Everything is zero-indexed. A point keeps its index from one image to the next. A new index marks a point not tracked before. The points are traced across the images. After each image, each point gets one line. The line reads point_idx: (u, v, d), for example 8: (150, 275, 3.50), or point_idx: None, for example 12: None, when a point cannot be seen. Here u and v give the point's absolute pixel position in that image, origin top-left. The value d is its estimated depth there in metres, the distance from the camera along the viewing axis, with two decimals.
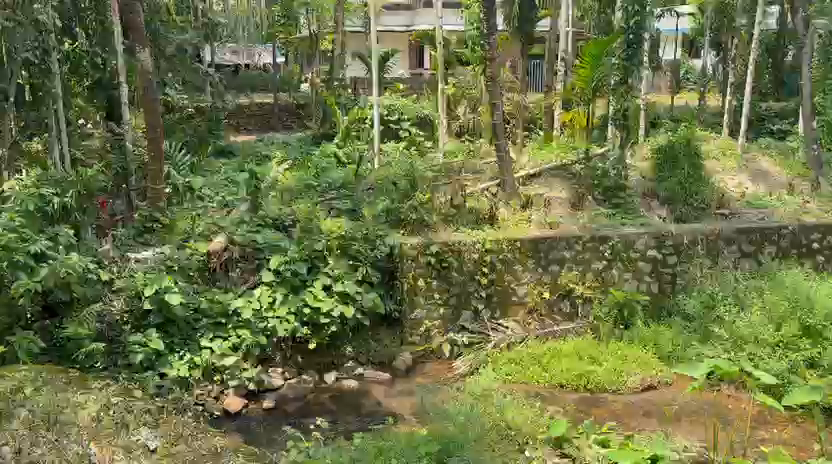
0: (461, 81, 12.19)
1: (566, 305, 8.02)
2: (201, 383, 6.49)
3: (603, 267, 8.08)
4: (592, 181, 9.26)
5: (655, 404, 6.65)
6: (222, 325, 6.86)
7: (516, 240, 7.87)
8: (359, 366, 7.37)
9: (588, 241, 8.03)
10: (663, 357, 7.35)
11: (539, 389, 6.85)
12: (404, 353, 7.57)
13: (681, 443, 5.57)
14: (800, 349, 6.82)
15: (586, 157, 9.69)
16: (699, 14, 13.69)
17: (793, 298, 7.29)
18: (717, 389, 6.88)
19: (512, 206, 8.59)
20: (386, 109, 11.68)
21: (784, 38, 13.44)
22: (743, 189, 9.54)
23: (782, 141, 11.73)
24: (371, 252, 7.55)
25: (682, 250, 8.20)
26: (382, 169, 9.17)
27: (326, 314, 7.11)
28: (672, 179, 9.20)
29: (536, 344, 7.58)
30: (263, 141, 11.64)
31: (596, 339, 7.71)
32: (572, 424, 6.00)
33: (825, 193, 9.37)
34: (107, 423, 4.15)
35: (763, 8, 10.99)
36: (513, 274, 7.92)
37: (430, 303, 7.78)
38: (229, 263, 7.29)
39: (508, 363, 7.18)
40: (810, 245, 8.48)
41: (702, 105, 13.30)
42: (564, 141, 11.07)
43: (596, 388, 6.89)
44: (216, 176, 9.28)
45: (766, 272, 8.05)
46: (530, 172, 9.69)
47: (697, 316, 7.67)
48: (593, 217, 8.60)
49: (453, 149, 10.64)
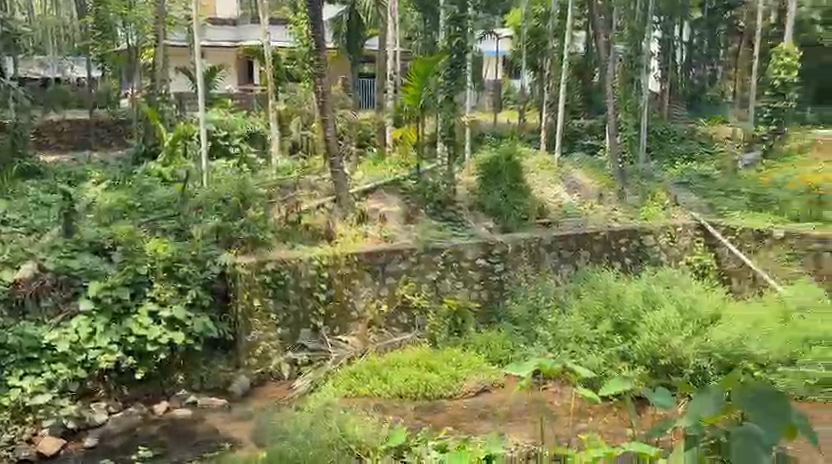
0: (291, 97, 12.15)
1: (404, 317, 8.16)
2: (9, 426, 5.88)
3: (437, 277, 8.34)
4: (424, 195, 9.57)
5: (488, 406, 6.96)
6: (33, 361, 6.27)
7: (352, 254, 7.94)
8: (192, 394, 7.00)
9: (421, 253, 8.26)
10: (495, 360, 7.70)
11: (379, 401, 6.90)
12: (241, 376, 7.29)
13: (513, 440, 5.87)
14: (614, 344, 7.46)
15: (417, 172, 10.02)
16: (515, 37, 14.56)
17: (607, 298, 8.00)
18: (544, 387, 7.32)
19: (348, 221, 8.64)
20: (214, 126, 11.34)
21: (590, 61, 14.65)
22: (560, 200, 10.26)
23: (592, 156, 12.80)
24: (201, 274, 7.26)
25: (507, 258, 8.65)
26: (211, 187, 8.85)
27: (154, 342, 6.74)
28: (497, 192, 9.67)
29: (376, 357, 7.65)
30: (79, 161, 10.85)
31: (434, 347, 7.92)
32: (412, 432, 6.11)
33: (629, 202, 10.29)
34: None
35: (570, 33, 11.92)
36: (351, 289, 7.96)
37: (267, 324, 7.58)
38: (40, 291, 6.68)
39: (348, 378, 7.16)
40: (619, 249, 9.23)
41: (521, 123, 14.24)
42: (396, 157, 11.39)
43: (434, 396, 7.08)
44: (23, 198, 8.50)
45: (583, 275, 8.69)
46: (365, 188, 9.89)
47: (523, 320, 8.13)
48: (425, 229, 8.86)
49: (287, 165, 10.56)
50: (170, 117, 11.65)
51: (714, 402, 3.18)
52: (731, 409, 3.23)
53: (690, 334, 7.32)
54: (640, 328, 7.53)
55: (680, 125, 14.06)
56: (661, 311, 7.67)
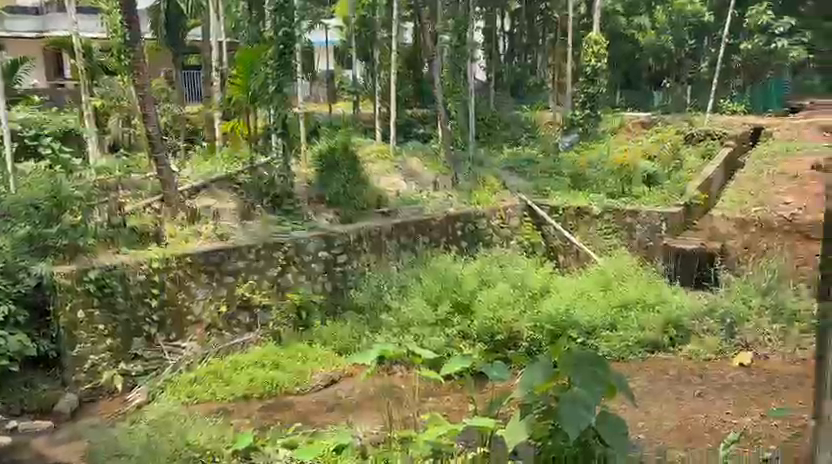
0: (109, 93, 11.38)
1: (245, 316, 7.93)
2: None
3: (279, 272, 8.11)
4: (260, 191, 9.31)
5: (336, 397, 6.97)
6: None
7: (185, 255, 7.49)
8: (12, 420, 6.36)
9: (261, 249, 7.98)
10: (341, 351, 7.68)
11: (222, 405, 6.63)
12: (67, 393, 6.73)
13: (361, 429, 5.91)
14: (454, 324, 7.78)
15: (251, 167, 9.73)
16: (345, 28, 14.51)
17: (445, 280, 8.30)
18: (390, 374, 7.45)
19: (179, 221, 8.25)
20: (20, 125, 10.31)
21: (420, 51, 14.92)
22: (398, 189, 10.39)
23: (426, 144, 13.10)
24: (12, 288, 6.64)
25: (348, 249, 8.62)
26: (19, 192, 8.02)
27: None
28: (335, 184, 9.61)
29: (218, 359, 7.34)
30: None
31: (278, 344, 7.77)
32: (260, 433, 5.97)
33: (462, 187, 10.59)
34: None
35: (398, 24, 12.04)
36: (186, 291, 7.55)
37: (94, 336, 7.05)
38: None
39: (188, 384, 6.83)
40: (455, 233, 9.54)
41: (355, 114, 14.25)
42: (228, 152, 11.01)
43: (280, 394, 6.98)
44: None
45: (422, 260, 8.92)
46: (196, 185, 9.42)
47: (367, 309, 8.18)
48: (263, 225, 8.63)
49: (108, 165, 9.84)
50: None
51: (545, 373, 3.43)
52: (561, 376, 3.46)
53: (522, 309, 7.83)
54: (478, 306, 7.91)
55: None
56: (494, 289, 8.16)
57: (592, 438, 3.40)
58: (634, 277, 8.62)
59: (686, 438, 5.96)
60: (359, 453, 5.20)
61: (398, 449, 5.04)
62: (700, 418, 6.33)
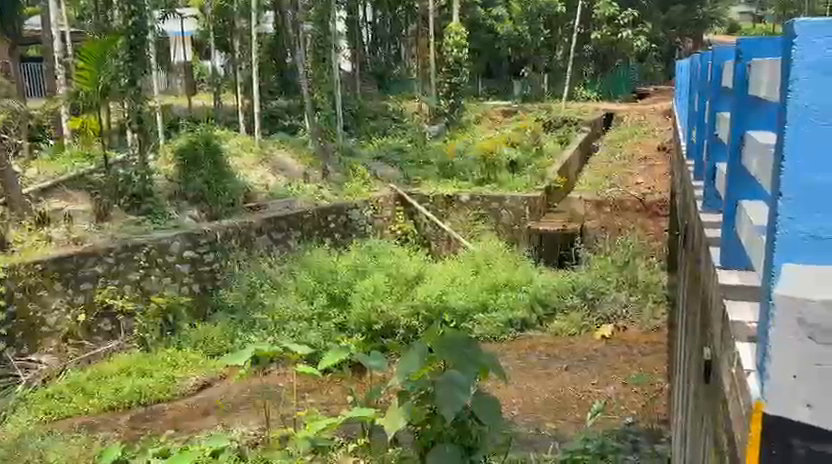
0: None
1: (107, 323, 7.43)
2: None
3: (141, 275, 7.65)
4: (114, 188, 8.61)
5: (211, 401, 6.72)
6: None
7: (35, 262, 6.85)
8: None
9: (120, 252, 7.47)
10: (214, 353, 7.45)
11: (86, 419, 6.26)
12: None
13: (239, 431, 5.72)
14: (330, 317, 7.75)
15: (106, 164, 9.12)
16: (202, 16, 13.88)
17: (319, 274, 8.21)
18: (267, 373, 7.29)
19: (25, 227, 7.58)
20: None
21: (282, 41, 14.53)
22: (266, 183, 10.10)
23: (293, 135, 12.82)
24: None
25: (217, 247, 8.19)
26: None
27: None
28: (198, 180, 9.02)
29: (78, 371, 6.93)
30: None
31: (144, 351, 7.40)
32: (129, 444, 5.65)
33: (333, 179, 10.44)
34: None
35: (257, 13, 11.61)
36: (39, 301, 6.95)
37: None
38: None
39: (44, 401, 6.33)
40: (328, 226, 9.40)
41: (218, 105, 13.70)
42: (79, 149, 10.26)
43: (151, 403, 6.61)
44: None
45: (297, 254, 8.70)
46: (43, 185, 8.70)
47: (239, 307, 7.93)
48: (121, 227, 8.09)
49: None
50: None
51: (419, 359, 3.41)
52: (433, 360, 3.51)
53: (397, 297, 7.95)
54: (353, 298, 7.91)
55: (373, 102, 14.67)
56: (368, 279, 8.17)
57: (469, 418, 3.47)
58: (502, 260, 8.92)
59: (556, 411, 6.24)
60: (237, 456, 5.03)
61: (276, 449, 4.93)
62: (569, 390, 6.66)
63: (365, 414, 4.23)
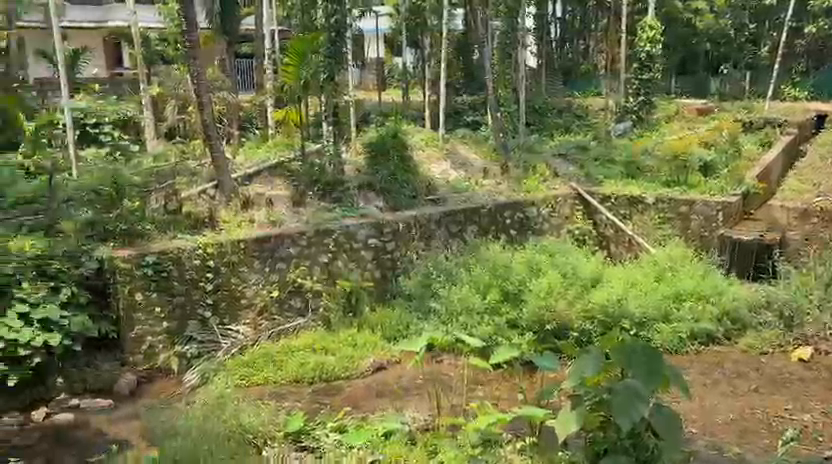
0: (166, 81, 11.73)
1: (297, 301, 7.93)
2: None
3: (329, 259, 8.15)
4: (310, 177, 9.33)
5: (384, 384, 6.97)
6: None
7: (239, 241, 7.56)
8: (75, 397, 6.59)
9: (311, 236, 8.03)
10: (390, 337, 7.74)
11: (274, 388, 6.77)
12: (125, 375, 6.88)
13: (411, 415, 5.94)
14: (503, 313, 7.72)
15: (303, 154, 9.82)
16: (396, 15, 14.44)
17: (494, 268, 8.23)
18: (439, 361, 7.47)
19: (232, 208, 8.32)
20: None
21: (469, 38, 14.74)
22: (447, 177, 10.32)
23: (476, 130, 12.96)
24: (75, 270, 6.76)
25: (398, 236, 8.59)
26: None
27: (27, 346, 6.22)
28: (385, 172, 9.58)
29: (270, 344, 7.49)
30: None
31: (328, 330, 7.85)
32: (310, 416, 6.05)
33: (513, 175, 10.36)
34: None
35: (448, 10, 11.85)
36: (240, 276, 7.60)
37: (151, 318, 7.15)
38: None
39: (239, 368, 6.96)
40: (505, 222, 9.39)
41: (406, 101, 14.19)
42: (280, 139, 11.11)
43: (330, 379, 7.01)
44: None
45: (473, 248, 8.80)
46: (249, 172, 9.53)
47: (417, 295, 8.18)
48: (314, 212, 8.65)
49: (165, 151, 10.03)
50: None
51: (597, 366, 3.32)
52: (610, 368, 3.43)
53: (573, 297, 7.74)
54: (527, 295, 7.83)
55: (558, 98, 14.43)
56: (544, 278, 8.03)
57: (645, 431, 3.32)
58: (687, 268, 8.36)
59: (741, 433, 5.79)
60: (407, 438, 5.17)
61: (445, 437, 5.04)
62: (758, 413, 6.14)
63: (534, 413, 4.20)
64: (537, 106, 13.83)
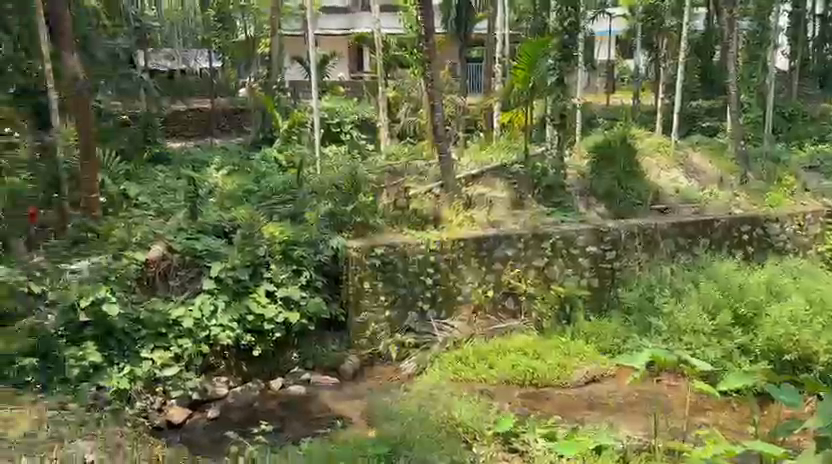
0: (400, 84, 12.37)
1: (511, 302, 7.94)
2: (142, 395, 6.05)
3: (546, 264, 8.02)
4: (532, 179, 9.34)
5: (598, 396, 6.80)
6: (162, 336, 6.35)
7: (459, 239, 7.77)
8: (306, 372, 7.11)
9: (530, 239, 7.96)
10: (604, 350, 7.51)
11: (485, 386, 6.81)
12: (351, 356, 7.30)
13: (625, 433, 5.74)
14: (734, 337, 7.06)
15: (526, 157, 9.82)
16: (630, 16, 13.90)
17: (726, 287, 7.55)
18: (656, 380, 7.12)
19: (455, 206, 8.51)
20: (328, 114, 11.50)
21: (710, 39, 13.75)
22: (677, 186, 9.71)
23: (712, 137, 12.06)
24: (314, 257, 7.35)
25: (619, 245, 8.27)
26: (321, 173, 9.03)
27: (271, 321, 6.83)
28: (609, 178, 9.28)
29: (482, 342, 7.53)
30: (204, 146, 11.17)
31: (540, 334, 7.77)
32: (520, 418, 6.02)
33: (753, 187, 9.44)
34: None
35: (688, 10, 11.16)
36: (458, 274, 7.80)
37: (376, 305, 7.53)
38: (169, 271, 6.85)
39: (456, 361, 7.16)
40: (742, 237, 8.59)
41: (635, 105, 13.60)
42: (503, 141, 11.22)
43: (541, 384, 6.94)
44: (153, 183, 8.78)
45: (701, 264, 8.16)
46: (472, 172, 9.73)
47: (635, 309, 7.83)
48: (534, 216, 8.60)
49: (395, 150, 10.58)
50: (286, 102, 11.74)
51: None
52: None
53: (821, 328, 6.85)
54: (763, 320, 7.10)
55: (812, 104, 12.95)
56: (786, 303, 7.21)
57: None
58: None
59: None
60: (620, 457, 4.96)
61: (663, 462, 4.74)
62: None
63: (767, 450, 3.84)
64: (785, 113, 12.52)
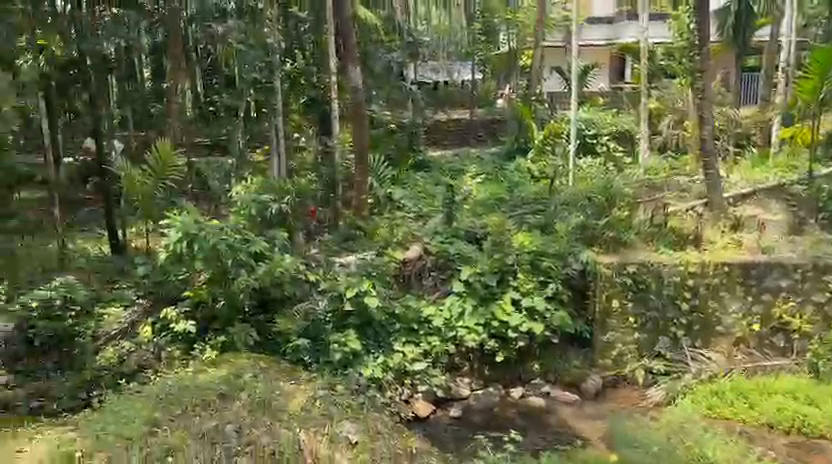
0: (665, 95, 11.72)
1: (780, 339, 6.99)
2: (392, 385, 6.34)
3: (827, 299, 6.97)
4: (816, 202, 8.29)
5: None
6: (414, 332, 6.73)
7: (722, 264, 7.13)
8: (547, 384, 6.96)
9: (808, 270, 7.06)
10: None
11: (742, 427, 5.83)
12: (593, 375, 6.99)
13: None
14: None
15: (810, 177, 8.69)
16: None
17: None
18: None
19: (720, 227, 7.87)
20: (585, 125, 11.29)
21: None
22: None
23: None
24: (562, 269, 7.08)
25: None
26: (575, 186, 8.88)
27: (515, 330, 6.79)
28: None
29: (743, 378, 6.54)
30: (462, 154, 11.59)
31: (821, 379, 6.43)
32: None
33: None
34: (283, 443, 3.32)
35: None
36: (719, 301, 7.12)
37: (625, 327, 7.20)
38: (422, 272, 7.21)
39: (710, 396, 6.29)
40: None
41: None
42: (782, 158, 10.06)
43: (815, 434, 5.69)
44: (414, 188, 9.34)
45: None
46: (743, 191, 8.86)
47: None
48: (817, 243, 7.55)
49: (655, 164, 10.04)
50: (543, 112, 11.76)
51: None
52: None
53: None
54: None
55: None
56: None
57: None
58: None
59: None
60: None
61: None
62: None
63: None
64: None
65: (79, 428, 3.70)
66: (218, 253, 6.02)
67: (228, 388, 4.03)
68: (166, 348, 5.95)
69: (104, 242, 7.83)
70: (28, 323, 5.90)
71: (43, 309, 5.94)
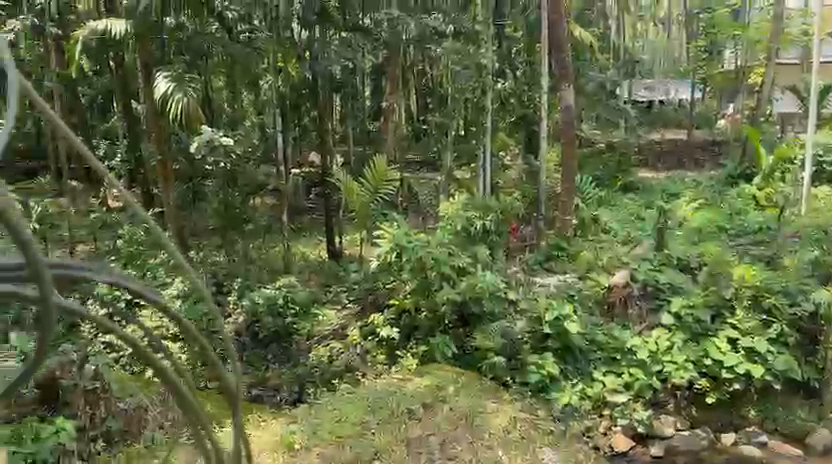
0: None
1: None
2: (589, 414, 5.74)
3: None
4: None
5: None
6: (615, 362, 6.07)
7: None
8: (765, 434, 5.81)
9: None
10: None
11: None
12: (823, 429, 5.79)
13: None
14: None
15: None
16: None
17: None
18: None
19: None
20: (822, 150, 10.13)
21: None
22: None
23: None
24: (789, 308, 6.19)
25: None
26: (810, 217, 7.95)
27: (730, 369, 5.91)
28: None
29: None
30: (676, 177, 10.92)
31: None
32: None
33: None
34: (485, 460, 3.49)
35: None
36: None
37: None
38: (630, 299, 6.54)
39: None
40: None
41: None
42: None
43: None
44: (621, 211, 8.97)
45: None
46: None
47: None
48: None
49: None
50: (773, 135, 10.74)
51: None
52: None
53: None
54: None
55: None
56: None
57: None
58: None
59: None
60: None
61: None
62: None
63: None
64: None
65: (300, 421, 4.05)
66: (424, 265, 6.24)
67: (431, 399, 4.15)
68: (370, 352, 6.10)
69: (320, 248, 8.38)
70: (254, 318, 6.37)
71: (267, 305, 6.40)
